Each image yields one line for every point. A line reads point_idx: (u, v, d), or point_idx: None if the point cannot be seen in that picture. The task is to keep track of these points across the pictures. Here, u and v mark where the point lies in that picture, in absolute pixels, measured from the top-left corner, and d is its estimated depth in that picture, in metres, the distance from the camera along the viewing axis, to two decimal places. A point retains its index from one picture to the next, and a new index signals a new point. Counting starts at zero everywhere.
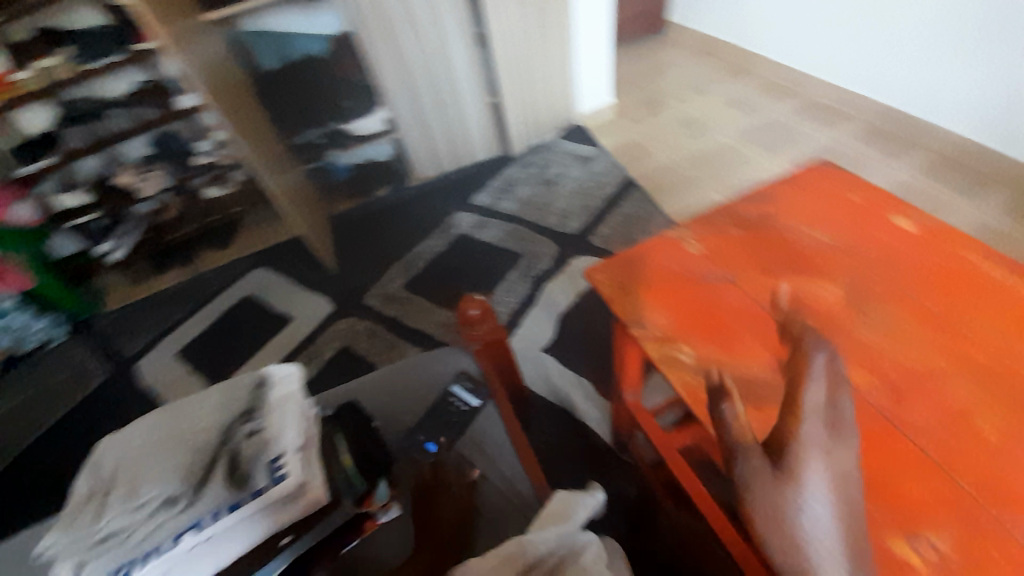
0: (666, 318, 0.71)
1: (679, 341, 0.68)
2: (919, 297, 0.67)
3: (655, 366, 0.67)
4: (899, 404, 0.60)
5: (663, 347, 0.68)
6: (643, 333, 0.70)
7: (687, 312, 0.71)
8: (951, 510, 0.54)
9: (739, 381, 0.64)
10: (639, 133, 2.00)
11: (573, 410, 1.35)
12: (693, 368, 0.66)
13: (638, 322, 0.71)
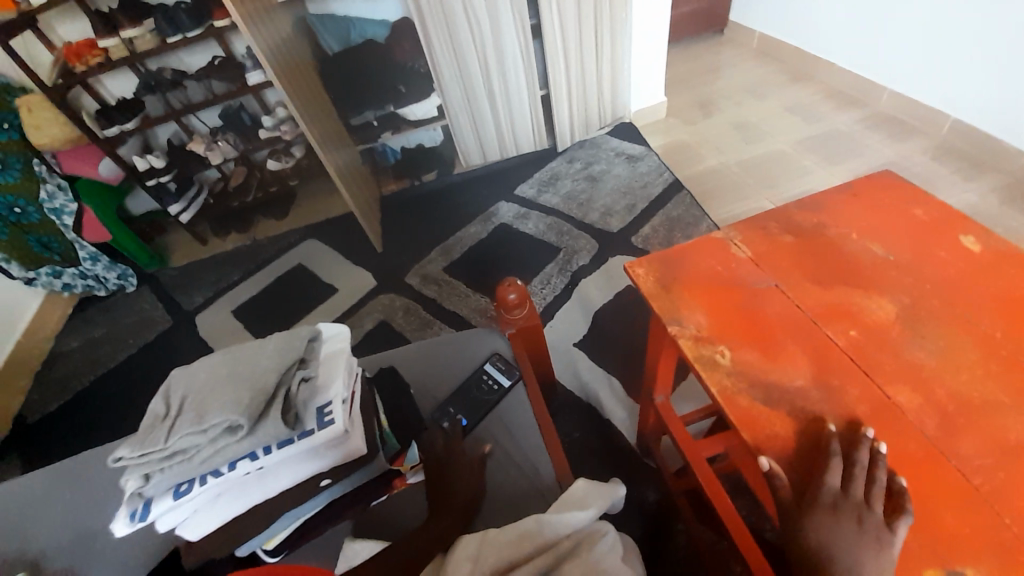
0: (705, 318, 0.71)
1: (716, 342, 0.68)
2: (979, 322, 0.64)
3: (690, 365, 0.67)
4: (946, 430, 0.57)
5: (699, 347, 0.68)
6: (680, 332, 0.70)
7: (727, 314, 0.70)
8: (996, 549, 0.50)
9: (774, 387, 0.63)
10: (690, 134, 1.95)
11: (598, 405, 1.35)
12: (728, 370, 0.65)
13: (675, 319, 0.71)
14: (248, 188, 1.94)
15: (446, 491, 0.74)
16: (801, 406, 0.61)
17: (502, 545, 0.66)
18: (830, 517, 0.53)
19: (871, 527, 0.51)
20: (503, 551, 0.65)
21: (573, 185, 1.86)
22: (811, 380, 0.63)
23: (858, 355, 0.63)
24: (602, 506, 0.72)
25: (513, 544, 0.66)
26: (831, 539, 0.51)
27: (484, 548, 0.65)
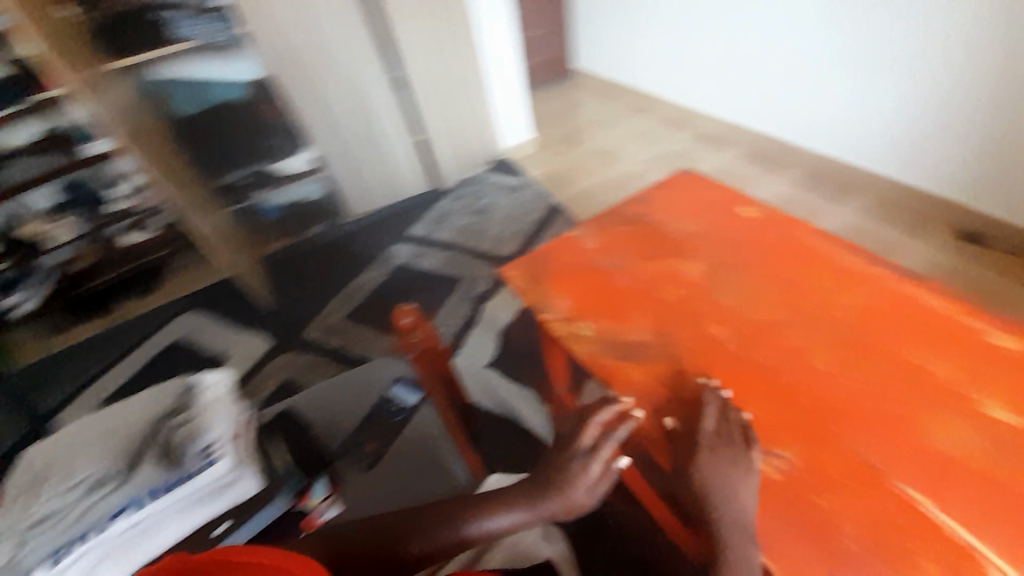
0: (570, 302, 0.82)
1: (581, 319, 0.80)
2: (761, 269, 0.83)
3: (563, 342, 0.78)
4: (749, 349, 0.73)
5: (568, 325, 0.79)
6: (551, 316, 0.81)
7: (588, 295, 0.83)
8: (793, 430, 0.65)
9: (625, 344, 0.76)
10: (562, 164, 2.19)
11: (518, 417, 1.42)
12: (593, 339, 0.77)
13: (547, 307, 0.82)
14: (105, 266, 1.74)
15: (476, 494, 0.65)
16: (650, 357, 0.74)
17: (462, 526, 0.62)
18: (708, 457, 0.62)
19: (737, 458, 0.61)
20: (462, 535, 0.62)
21: (464, 221, 1.96)
22: (655, 334, 0.77)
23: (684, 308, 0.79)
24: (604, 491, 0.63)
25: (477, 527, 0.62)
26: (708, 478, 0.61)
27: (441, 533, 0.61)
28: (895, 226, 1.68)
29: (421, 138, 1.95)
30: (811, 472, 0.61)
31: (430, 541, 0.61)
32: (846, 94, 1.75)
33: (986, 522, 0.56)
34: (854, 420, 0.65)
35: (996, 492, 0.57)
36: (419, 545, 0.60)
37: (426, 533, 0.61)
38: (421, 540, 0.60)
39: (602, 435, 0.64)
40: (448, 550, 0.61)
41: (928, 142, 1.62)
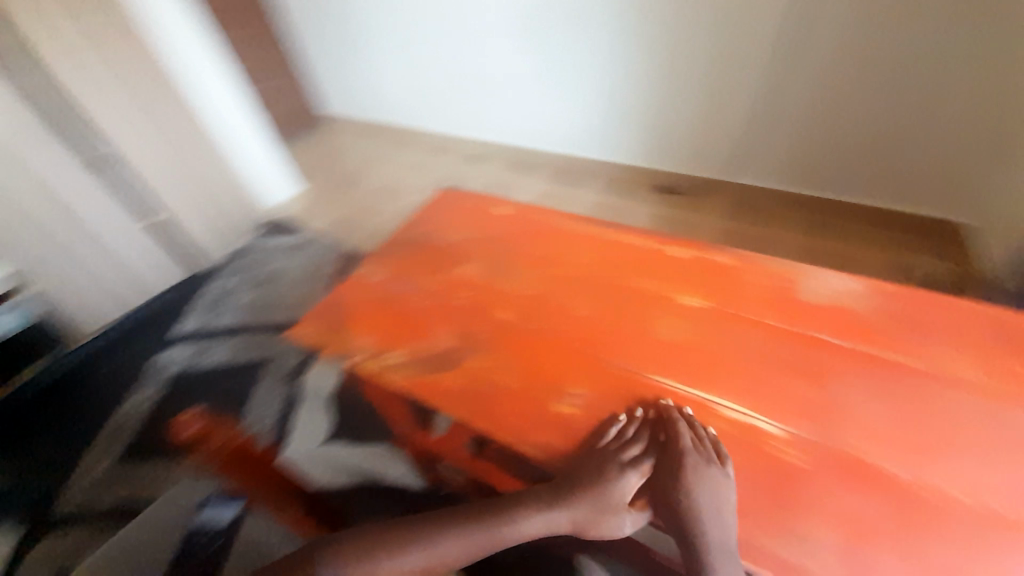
0: (371, 338, 0.82)
1: (385, 351, 0.80)
2: (523, 250, 0.92)
3: (373, 379, 0.77)
4: (530, 318, 0.80)
5: (373, 362, 0.79)
6: (353, 362, 0.79)
7: (385, 326, 0.83)
8: (577, 370, 0.72)
9: (429, 356, 0.78)
10: (338, 211, 1.89)
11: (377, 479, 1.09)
12: (400, 364, 0.78)
13: (348, 352, 0.80)
14: None
15: (466, 516, 0.67)
16: (454, 358, 0.77)
17: (441, 548, 0.64)
18: (687, 477, 0.60)
19: (714, 475, 0.58)
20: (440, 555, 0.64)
21: (246, 297, 1.62)
22: (453, 337, 0.80)
23: (471, 306, 0.84)
24: (623, 520, 0.63)
25: (454, 547, 0.65)
26: (700, 493, 0.58)
27: (417, 555, 0.64)
28: (628, 203, 1.70)
29: (156, 219, 1.66)
30: (597, 399, 0.69)
31: (406, 562, 0.64)
32: (557, 86, 1.73)
33: (724, 380, 0.67)
34: (616, 342, 0.74)
35: (719, 354, 0.69)
36: (396, 565, 0.63)
37: (404, 555, 0.64)
38: (397, 561, 0.63)
39: (627, 448, 0.64)
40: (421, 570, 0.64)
41: (616, 124, 1.71)
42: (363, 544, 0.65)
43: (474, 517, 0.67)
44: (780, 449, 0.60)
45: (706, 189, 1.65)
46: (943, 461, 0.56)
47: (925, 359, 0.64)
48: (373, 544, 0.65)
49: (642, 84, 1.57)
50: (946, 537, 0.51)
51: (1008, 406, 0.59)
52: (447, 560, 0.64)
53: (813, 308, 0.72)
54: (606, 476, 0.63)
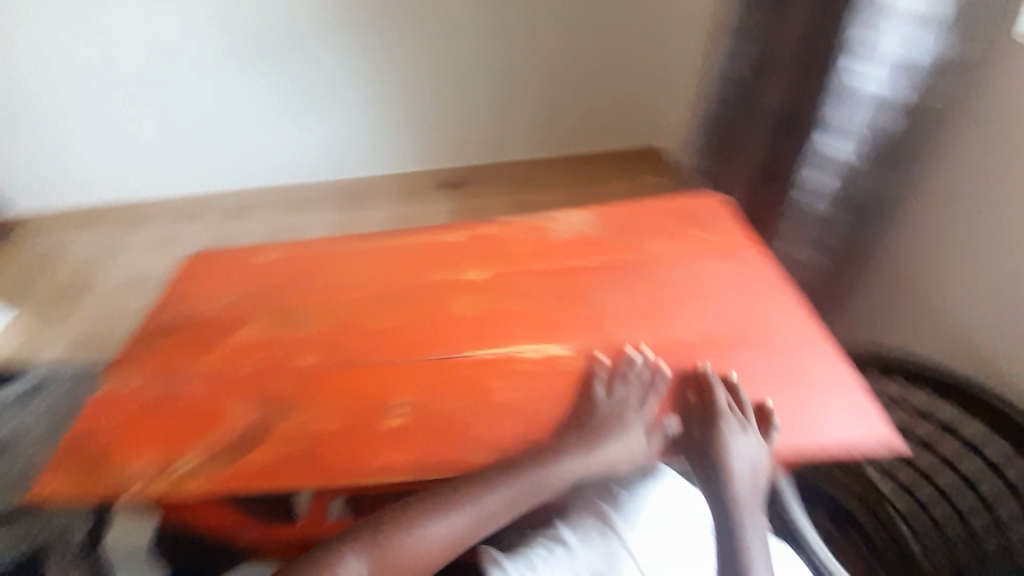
0: (151, 453, 0.66)
1: (172, 461, 0.65)
2: (304, 286, 0.83)
3: (169, 499, 0.62)
4: (333, 352, 0.73)
5: (163, 480, 0.63)
6: (133, 494, 0.63)
7: (165, 432, 0.68)
8: (396, 379, 0.69)
9: (232, 440, 0.66)
10: (76, 329, 1.49)
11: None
12: (197, 466, 0.64)
13: (123, 483, 0.64)
14: None
15: (503, 468, 0.59)
16: (263, 429, 0.67)
17: (478, 513, 0.57)
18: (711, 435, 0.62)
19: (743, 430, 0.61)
20: (476, 517, 0.57)
21: None
22: (255, 407, 0.69)
23: (262, 371, 0.73)
24: (652, 444, 0.63)
25: (492, 506, 0.57)
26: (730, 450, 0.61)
27: (451, 523, 0.56)
28: (422, 207, 1.73)
29: None
30: (423, 396, 0.66)
31: (441, 531, 0.56)
32: (311, 116, 1.71)
33: (527, 328, 0.72)
34: (424, 340, 0.73)
35: (515, 309, 0.74)
36: (429, 537, 0.56)
37: (434, 527, 0.56)
38: (428, 536, 0.56)
39: (631, 391, 0.64)
40: (456, 538, 0.57)
41: (384, 135, 1.76)
42: (383, 529, 0.56)
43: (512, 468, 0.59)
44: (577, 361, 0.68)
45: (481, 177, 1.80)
46: (685, 315, 0.71)
47: (651, 249, 0.81)
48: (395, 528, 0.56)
49: (395, 98, 1.69)
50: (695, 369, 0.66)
51: (706, 259, 0.78)
52: (486, 520, 0.58)
53: (571, 244, 0.83)
54: (629, 409, 0.63)
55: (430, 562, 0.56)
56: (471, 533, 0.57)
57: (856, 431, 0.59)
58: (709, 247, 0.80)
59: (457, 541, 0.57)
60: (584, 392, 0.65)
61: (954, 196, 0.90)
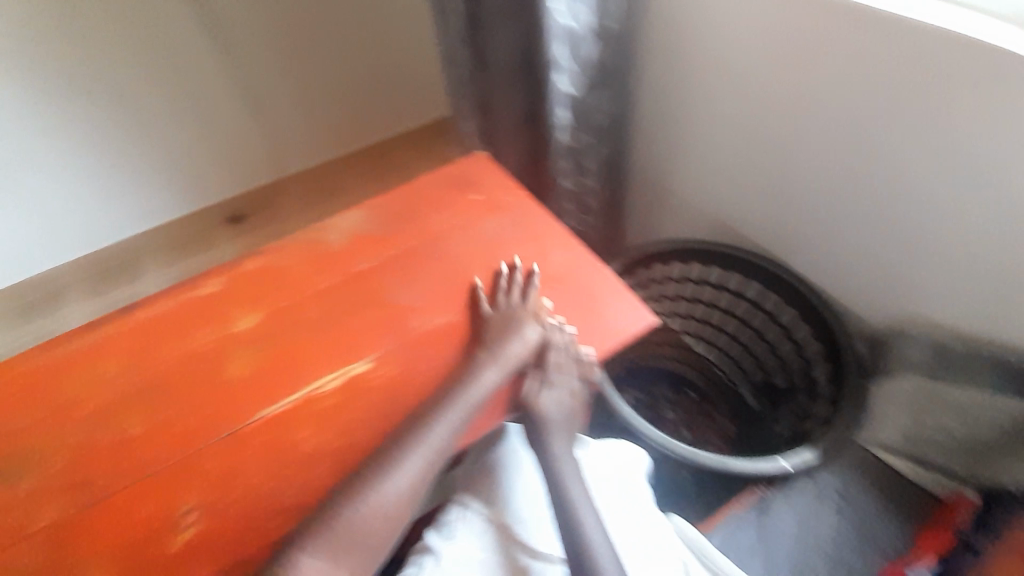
0: None
1: None
2: (14, 424, 0.62)
3: None
4: (83, 490, 0.58)
5: None
6: None
7: None
8: (178, 485, 0.57)
9: None
10: None
11: None
12: None
13: None
14: None
15: (434, 405, 0.60)
16: None
17: (424, 455, 0.58)
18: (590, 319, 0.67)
19: (611, 308, 0.68)
20: (424, 458, 0.58)
21: None
22: None
23: None
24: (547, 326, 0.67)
25: (433, 442, 0.59)
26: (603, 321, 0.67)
27: (402, 474, 0.57)
28: (211, 255, 1.51)
29: None
30: (216, 491, 0.56)
31: (396, 485, 0.57)
32: None
33: (319, 361, 0.64)
34: (194, 430, 0.60)
35: (301, 345, 0.65)
36: (385, 495, 0.56)
37: (387, 484, 0.56)
38: (382, 495, 0.56)
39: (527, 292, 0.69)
40: (412, 485, 0.58)
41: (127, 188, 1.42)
42: (336, 508, 0.54)
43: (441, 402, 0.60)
44: (375, 379, 0.63)
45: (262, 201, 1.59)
46: (472, 286, 0.70)
47: (426, 228, 0.77)
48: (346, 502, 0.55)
49: (101, 141, 1.32)
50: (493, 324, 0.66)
51: (480, 221, 0.77)
52: (435, 457, 0.59)
53: (343, 250, 0.75)
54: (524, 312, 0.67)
55: (388, 516, 0.57)
56: (426, 474, 0.58)
57: (633, 324, 0.67)
58: (482, 206, 0.79)
59: (413, 487, 0.58)
60: (478, 312, 0.68)
61: (665, 103, 1.03)
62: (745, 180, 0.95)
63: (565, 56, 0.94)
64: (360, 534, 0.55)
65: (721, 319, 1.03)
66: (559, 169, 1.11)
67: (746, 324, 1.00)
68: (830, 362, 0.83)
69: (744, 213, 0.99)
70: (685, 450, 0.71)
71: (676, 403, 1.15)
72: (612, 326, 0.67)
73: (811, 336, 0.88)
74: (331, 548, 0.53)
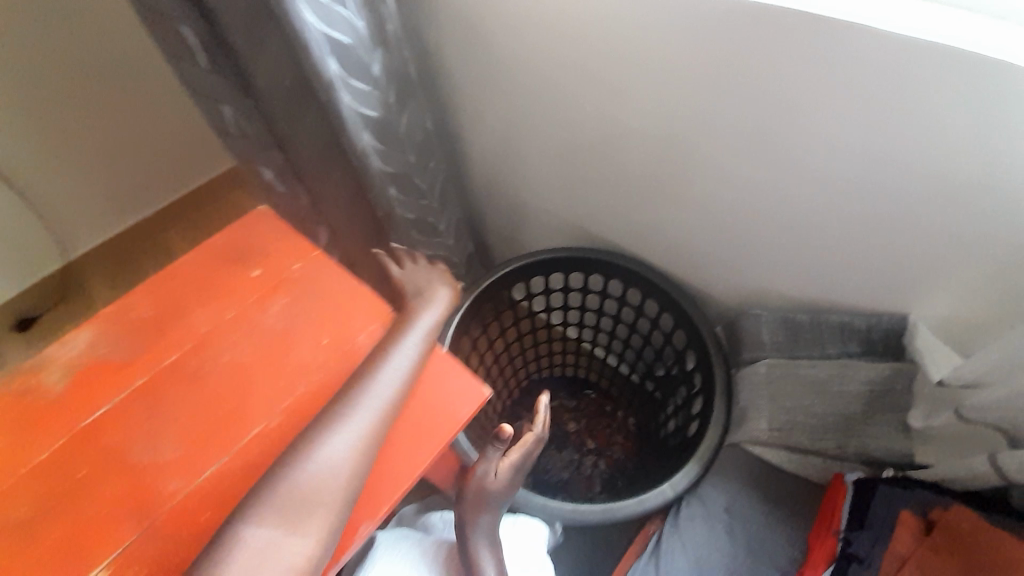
0: None
1: None
2: None
3: None
4: None
5: None
6: None
7: None
8: None
9: None
10: None
11: None
12: None
13: None
14: None
15: (383, 349, 0.54)
16: None
17: (375, 404, 0.51)
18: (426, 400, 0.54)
19: (448, 387, 0.55)
20: (376, 408, 0.51)
21: None
22: None
23: None
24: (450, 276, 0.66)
25: (383, 388, 0.52)
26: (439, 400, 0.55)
27: (353, 426, 0.49)
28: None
29: None
30: None
31: (345, 439, 0.49)
32: None
33: None
34: None
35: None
36: (333, 452, 0.48)
37: (335, 440, 0.49)
38: (332, 452, 0.48)
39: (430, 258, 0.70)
40: (368, 438, 0.50)
41: None
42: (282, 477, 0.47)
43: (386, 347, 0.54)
44: None
45: (52, 299, 1.31)
46: (250, 411, 0.53)
47: (186, 336, 0.58)
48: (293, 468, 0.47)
49: None
50: (369, 355, 0.54)
51: (262, 310, 0.59)
52: (389, 403, 0.51)
53: (65, 396, 0.54)
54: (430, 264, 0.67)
55: (348, 473, 0.48)
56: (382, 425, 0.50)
57: (462, 408, 0.54)
58: (259, 287, 0.60)
59: (369, 441, 0.50)
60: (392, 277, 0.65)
61: (490, 106, 0.87)
62: (578, 179, 0.87)
63: (347, 73, 0.75)
64: (319, 494, 0.47)
65: (596, 320, 1.00)
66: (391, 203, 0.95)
67: (618, 322, 0.97)
68: (693, 350, 0.80)
69: (586, 211, 0.91)
70: (571, 510, 0.69)
71: (575, 410, 1.10)
72: (440, 418, 0.54)
73: (673, 323, 0.84)
74: (280, 522, 0.45)
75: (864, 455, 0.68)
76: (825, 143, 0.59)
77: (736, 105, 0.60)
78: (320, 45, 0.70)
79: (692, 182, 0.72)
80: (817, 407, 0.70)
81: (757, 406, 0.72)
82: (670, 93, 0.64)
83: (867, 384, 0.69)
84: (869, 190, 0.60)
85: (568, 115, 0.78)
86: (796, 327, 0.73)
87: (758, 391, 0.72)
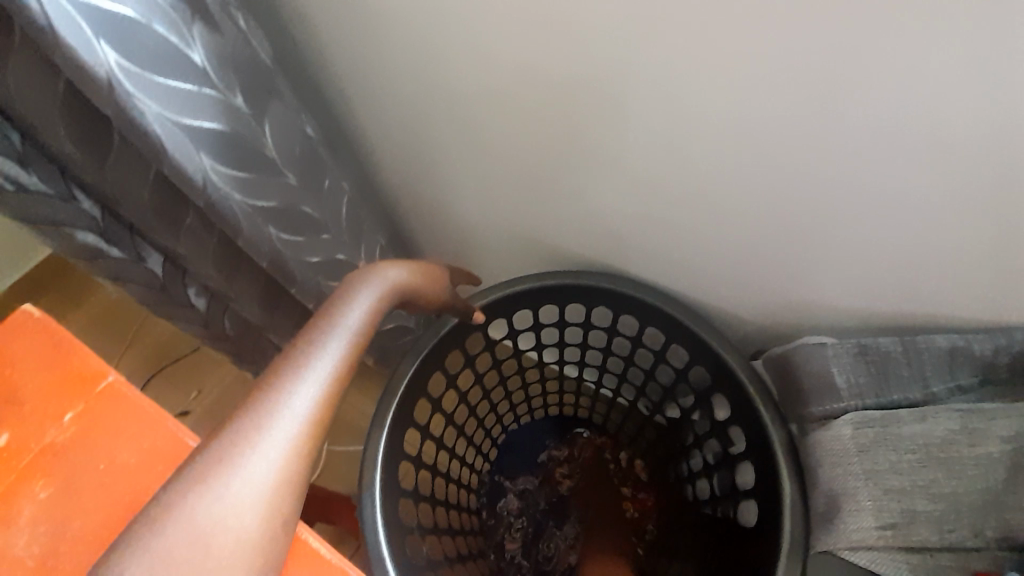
0: None
1: None
2: None
3: None
4: None
5: None
6: None
7: None
8: None
9: None
10: None
11: None
12: None
13: None
14: None
15: (303, 338, 0.37)
16: None
17: (291, 428, 0.31)
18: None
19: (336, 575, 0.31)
20: (290, 436, 0.31)
21: None
22: None
23: None
24: (393, 275, 0.47)
25: (294, 410, 0.32)
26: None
27: (263, 453, 0.30)
28: None
29: None
30: None
31: (247, 489, 0.29)
32: None
33: None
34: None
35: None
36: (229, 508, 0.28)
37: (223, 502, 0.28)
38: (214, 523, 0.27)
39: (387, 272, 0.47)
40: (281, 487, 0.30)
41: None
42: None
43: (299, 354, 0.35)
44: None
45: None
46: None
47: None
48: (134, 562, 0.25)
49: None
50: (270, 365, 0.35)
51: (0, 526, 0.32)
52: (310, 430, 0.32)
53: None
54: (368, 273, 0.45)
55: (250, 533, 0.28)
56: (307, 462, 0.31)
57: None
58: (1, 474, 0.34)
59: (283, 493, 0.29)
60: (345, 291, 0.43)
61: (400, 91, 0.63)
62: (524, 174, 0.65)
63: (141, 65, 0.45)
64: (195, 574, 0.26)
65: (582, 356, 0.81)
66: (299, 254, 0.69)
67: (609, 354, 0.78)
68: (721, 394, 0.64)
69: (545, 217, 0.70)
70: None
71: (569, 461, 0.89)
72: None
73: (688, 357, 0.66)
74: None
75: (1009, 539, 0.47)
76: (940, 60, 0.37)
77: (786, 24, 0.39)
78: (71, 19, 0.39)
79: (698, 152, 0.51)
80: (941, 484, 0.49)
81: (853, 493, 0.51)
82: (667, 24, 0.42)
83: (1010, 442, 0.48)
84: (982, 126, 0.40)
85: (514, 85, 0.54)
86: (882, 362, 0.55)
87: (849, 467, 0.52)
